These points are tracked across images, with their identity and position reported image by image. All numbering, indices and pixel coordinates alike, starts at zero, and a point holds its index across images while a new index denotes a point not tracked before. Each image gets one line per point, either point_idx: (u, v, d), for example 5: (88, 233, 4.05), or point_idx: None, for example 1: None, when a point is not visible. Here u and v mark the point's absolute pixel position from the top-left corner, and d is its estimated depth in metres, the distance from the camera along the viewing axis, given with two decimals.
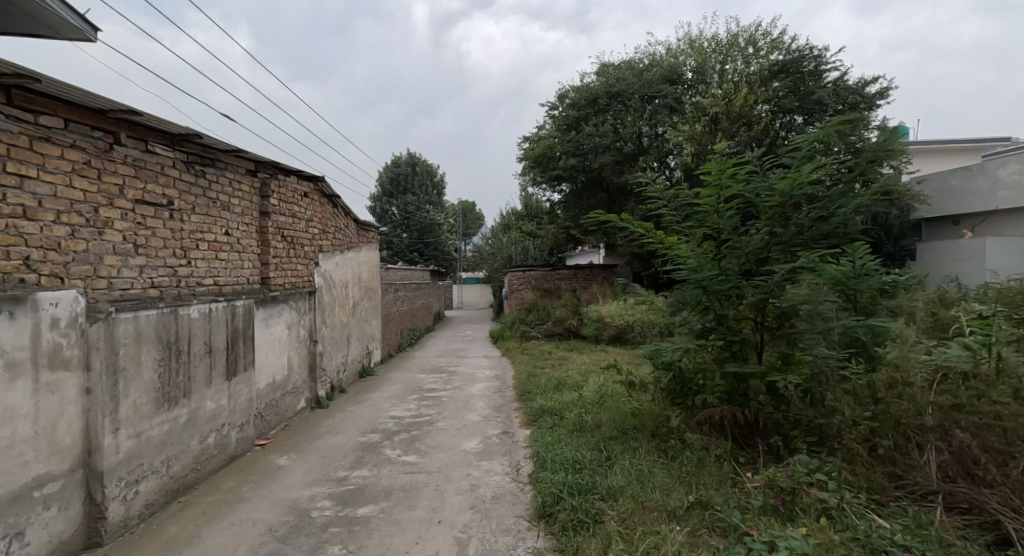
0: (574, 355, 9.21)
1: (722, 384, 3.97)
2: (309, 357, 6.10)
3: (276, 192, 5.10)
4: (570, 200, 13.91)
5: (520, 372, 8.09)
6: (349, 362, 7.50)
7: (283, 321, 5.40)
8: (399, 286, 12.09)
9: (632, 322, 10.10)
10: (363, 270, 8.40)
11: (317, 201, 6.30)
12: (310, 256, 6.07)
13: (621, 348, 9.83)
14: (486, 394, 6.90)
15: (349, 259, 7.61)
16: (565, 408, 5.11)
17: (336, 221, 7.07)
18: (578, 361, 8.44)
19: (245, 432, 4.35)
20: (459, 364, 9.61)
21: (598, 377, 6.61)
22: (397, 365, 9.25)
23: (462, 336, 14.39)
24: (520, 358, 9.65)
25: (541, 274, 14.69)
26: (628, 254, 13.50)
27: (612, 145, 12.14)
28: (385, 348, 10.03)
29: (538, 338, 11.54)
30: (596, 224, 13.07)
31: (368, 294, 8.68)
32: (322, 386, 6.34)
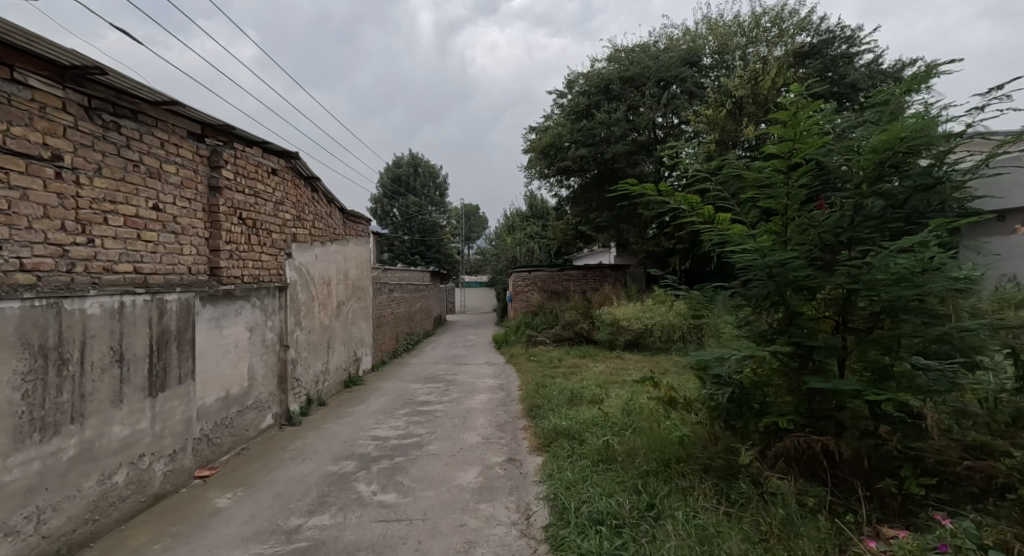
0: (587, 362, 8.24)
1: (796, 402, 3.00)
2: (278, 366, 5.17)
3: (230, 163, 4.18)
4: (581, 195, 12.97)
5: (526, 383, 7.12)
6: (331, 371, 6.56)
7: (242, 321, 4.47)
8: (395, 286, 11.17)
9: (650, 325, 9.13)
10: (350, 266, 7.49)
11: (288, 182, 5.38)
12: (280, 246, 5.17)
13: (638, 354, 8.85)
14: (487, 408, 5.94)
15: (333, 253, 6.74)
16: (585, 430, 4.14)
17: (316, 208, 6.18)
18: (592, 370, 7.47)
19: (180, 463, 3.40)
20: (458, 372, 8.63)
21: (619, 391, 5.63)
22: (390, 374, 8.31)
23: (463, 342, 13.42)
24: (527, 365, 8.67)
25: (548, 275, 13.75)
26: (642, 254, 12.53)
27: (626, 134, 11.22)
28: (376, 354, 9.07)
29: (546, 344, 10.56)
30: (610, 221, 12.13)
31: (355, 293, 7.76)
32: (294, 399, 5.39)
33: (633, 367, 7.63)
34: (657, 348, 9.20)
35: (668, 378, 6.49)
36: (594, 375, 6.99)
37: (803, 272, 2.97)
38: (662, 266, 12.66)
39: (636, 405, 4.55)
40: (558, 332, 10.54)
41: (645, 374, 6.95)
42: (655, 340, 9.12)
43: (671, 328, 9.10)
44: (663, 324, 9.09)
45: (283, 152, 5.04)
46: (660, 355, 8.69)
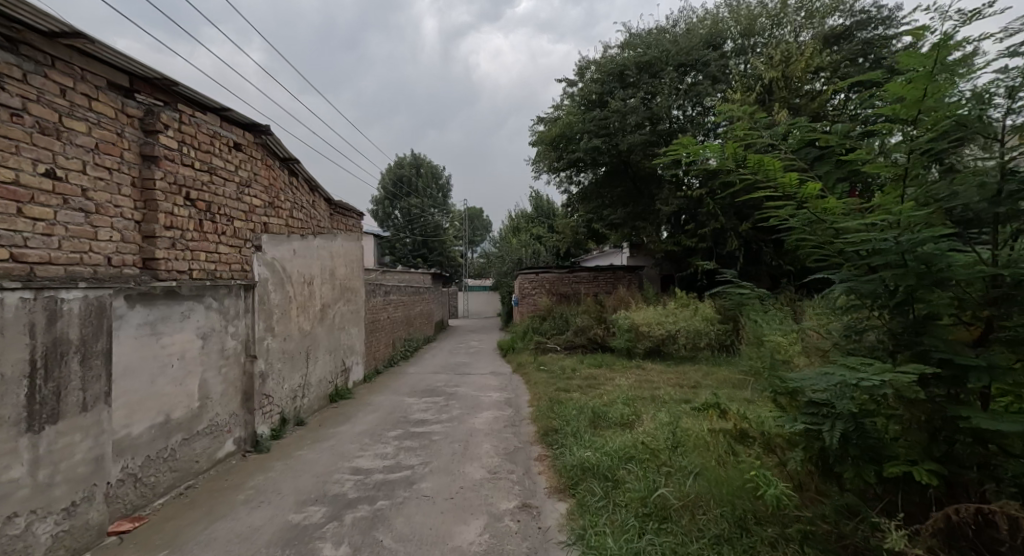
0: (604, 374, 7.35)
1: (936, 447, 2.10)
2: (243, 380, 4.30)
3: (173, 128, 3.32)
4: (592, 190, 12.13)
5: (537, 398, 6.23)
6: (312, 384, 5.70)
7: (191, 327, 3.61)
8: (392, 288, 10.33)
9: (674, 331, 8.22)
10: (336, 264, 6.64)
11: (257, 161, 4.52)
12: (244, 237, 4.29)
13: (661, 364, 7.95)
14: (492, 430, 5.05)
15: (315, 248, 5.89)
16: (620, 468, 3.25)
17: (294, 196, 5.33)
18: (610, 384, 6.58)
19: (84, 518, 2.54)
20: (459, 383, 7.75)
21: (649, 411, 4.74)
22: (383, 386, 7.45)
23: (465, 348, 12.55)
24: (538, 375, 7.79)
25: (556, 277, 12.90)
26: (659, 254, 11.65)
27: (643, 123, 10.38)
28: (370, 363, 8.22)
29: (556, 351, 9.66)
30: (624, 217, 11.27)
31: (343, 295, 6.92)
32: (264, 420, 4.53)
33: (658, 380, 6.74)
34: (681, 357, 8.29)
35: (702, 395, 5.58)
36: (615, 390, 6.11)
37: (953, 256, 2.03)
38: (680, 267, 11.77)
39: (680, 435, 3.65)
40: (569, 339, 9.67)
41: (673, 389, 6.06)
42: (678, 347, 8.23)
43: (697, 335, 8.19)
44: (688, 329, 8.20)
45: (248, 123, 4.18)
46: (685, 365, 7.80)
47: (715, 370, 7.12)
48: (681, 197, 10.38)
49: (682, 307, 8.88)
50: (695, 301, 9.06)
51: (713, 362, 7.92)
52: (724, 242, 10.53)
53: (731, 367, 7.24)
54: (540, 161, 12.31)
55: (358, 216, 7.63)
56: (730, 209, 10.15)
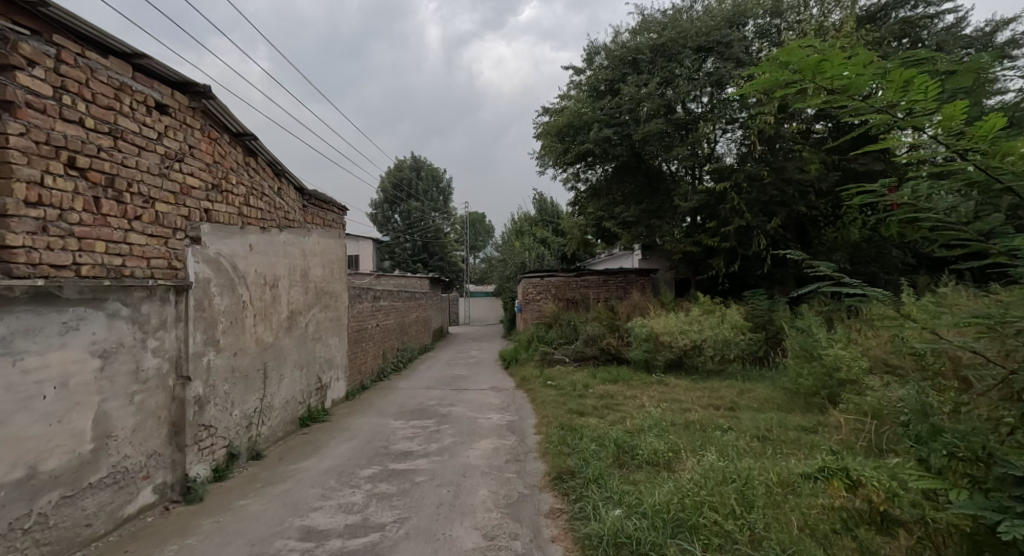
0: (622, 392, 6.39)
1: None
2: (170, 410, 3.34)
3: (44, 67, 2.39)
4: (602, 187, 11.22)
5: (544, 423, 5.27)
6: (274, 407, 4.75)
7: (81, 341, 2.66)
8: (383, 293, 9.38)
9: (698, 341, 7.24)
10: (309, 264, 5.71)
11: (193, 130, 3.58)
12: (172, 225, 3.35)
13: (686, 379, 6.95)
14: (490, 467, 4.08)
15: (278, 244, 4.97)
16: (671, 546, 2.28)
17: (248, 179, 4.39)
18: (630, 406, 5.60)
19: None
20: (454, 402, 6.78)
21: (688, 447, 3.76)
22: (367, 406, 6.50)
23: (464, 358, 11.57)
24: (546, 393, 6.80)
25: (562, 281, 11.94)
26: (675, 256, 10.69)
27: (659, 111, 9.48)
28: (353, 378, 7.27)
29: (565, 363, 8.69)
30: (637, 214, 10.32)
31: (318, 300, 5.98)
32: (200, 458, 3.56)
33: (686, 400, 5.76)
34: (708, 371, 7.29)
35: (745, 422, 4.59)
36: (637, 415, 5.13)
37: None
38: (698, 270, 10.80)
39: (744, 492, 2.67)
40: (580, 350, 8.69)
41: (707, 412, 5.08)
42: (704, 360, 7.24)
43: (725, 345, 7.22)
44: (715, 339, 7.22)
45: (177, 78, 3.25)
46: (713, 381, 6.82)
47: (752, 388, 6.13)
48: (702, 193, 9.45)
49: (707, 313, 7.90)
50: (721, 307, 8.08)
51: (743, 376, 6.93)
52: (748, 242, 9.58)
53: (770, 383, 6.26)
54: (545, 155, 11.40)
55: (338, 211, 6.74)
56: (756, 205, 9.20)
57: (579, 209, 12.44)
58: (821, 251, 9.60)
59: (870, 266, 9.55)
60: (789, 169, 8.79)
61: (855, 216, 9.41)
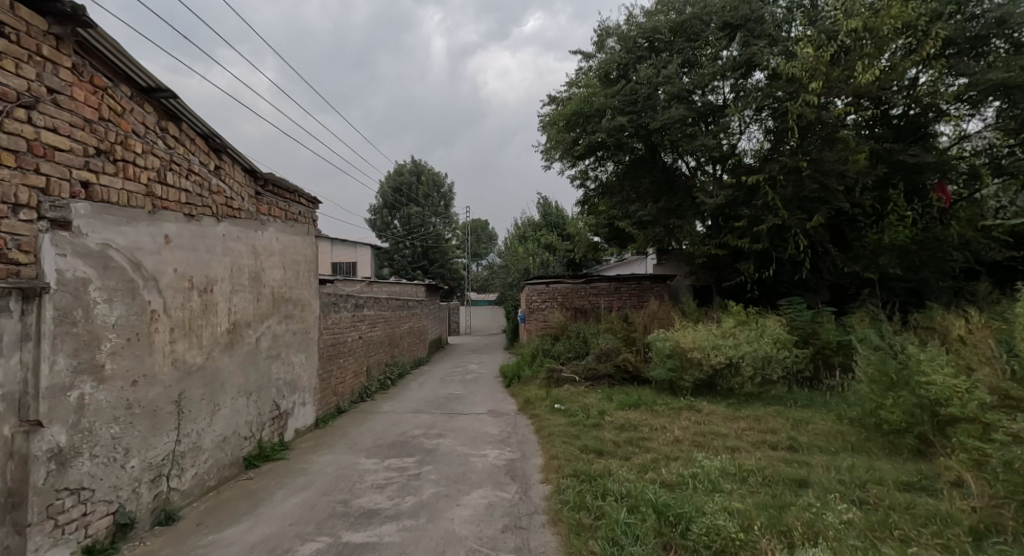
0: (646, 422, 5.27)
1: None
2: (3, 474, 2.20)
3: None
4: (613, 185, 10.18)
5: (553, 466, 4.15)
6: (201, 450, 3.62)
7: None
8: (367, 302, 8.30)
9: (735, 359, 6.10)
10: (261, 266, 4.63)
11: (58, 67, 2.50)
12: (8, 198, 2.25)
13: (722, 405, 5.84)
14: (483, 539, 2.94)
15: (213, 238, 3.90)
16: None
17: (162, 148, 3.32)
18: (661, 443, 4.47)
19: None
20: (443, 432, 5.68)
21: (764, 520, 2.64)
22: (338, 438, 5.39)
23: (462, 373, 10.47)
24: (555, 421, 5.68)
25: (570, 289, 10.89)
26: (697, 260, 9.57)
27: (680, 96, 8.44)
28: (325, 402, 6.16)
29: (574, 382, 7.57)
30: (654, 213, 9.21)
31: (275, 309, 4.90)
32: (60, 540, 2.43)
33: (730, 434, 4.64)
34: (745, 394, 6.16)
35: (824, 474, 3.44)
36: (673, 458, 4.02)
37: None
38: (722, 276, 9.69)
39: None
40: (592, 367, 7.58)
41: (765, 456, 3.93)
42: (741, 381, 6.10)
43: (766, 364, 6.10)
44: (756, 356, 6.09)
45: None
46: (755, 406, 5.69)
47: (808, 418, 5.00)
48: (729, 188, 8.36)
49: (741, 325, 6.78)
50: (758, 318, 6.96)
51: (790, 402, 5.80)
52: (782, 244, 8.47)
53: (828, 412, 5.13)
54: (551, 149, 10.35)
55: (306, 203, 5.70)
56: (792, 202, 8.10)
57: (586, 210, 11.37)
58: (863, 254, 8.49)
59: (919, 272, 8.46)
60: (829, 160, 7.71)
61: (903, 215, 8.32)
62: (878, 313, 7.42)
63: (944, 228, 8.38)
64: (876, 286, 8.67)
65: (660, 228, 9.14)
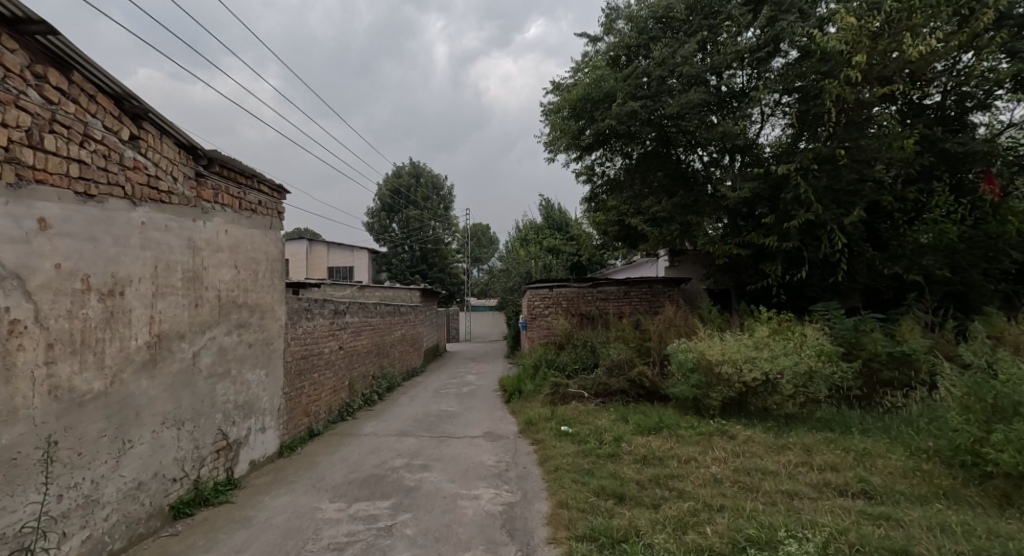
0: (672, 452, 4.39)
1: None
2: None
3: None
4: (623, 178, 9.36)
5: (563, 518, 3.24)
6: (98, 505, 2.73)
7: None
8: (350, 308, 7.44)
9: (772, 375, 5.16)
10: (202, 265, 3.78)
11: None
12: None
13: (759, 430, 4.95)
14: None
15: (127, 226, 3.03)
16: None
17: (34, 101, 2.41)
18: (697, 485, 3.58)
19: None
20: (429, 462, 4.80)
21: None
22: (302, 471, 4.53)
23: (458, 386, 9.60)
24: (563, 449, 4.81)
25: (575, 293, 10.03)
26: (716, 262, 8.68)
27: (699, 79, 7.62)
28: (293, 426, 5.30)
29: (582, 399, 6.70)
30: (670, 209, 8.36)
31: (222, 318, 4.03)
32: None
33: (781, 472, 3.75)
34: (783, 416, 5.27)
35: (932, 541, 2.53)
36: (718, 509, 3.12)
37: None
38: (743, 280, 8.81)
39: None
40: (603, 381, 6.71)
41: (837, 508, 3.03)
42: (779, 400, 5.21)
43: (808, 381, 5.17)
44: (797, 372, 5.14)
45: None
46: (800, 433, 4.80)
47: (872, 451, 4.10)
48: (754, 181, 7.50)
49: (775, 334, 5.88)
50: (794, 326, 6.07)
51: (840, 427, 4.89)
52: (813, 244, 7.59)
53: (895, 442, 4.22)
54: (555, 140, 9.53)
55: (267, 190, 4.85)
56: (826, 195, 7.23)
57: (593, 207, 10.51)
58: (903, 255, 7.61)
59: (966, 275, 7.57)
60: (870, 147, 6.84)
61: (950, 210, 7.44)
62: (927, 321, 6.53)
63: (999, 225, 7.51)
64: (917, 289, 7.78)
65: (675, 225, 8.28)
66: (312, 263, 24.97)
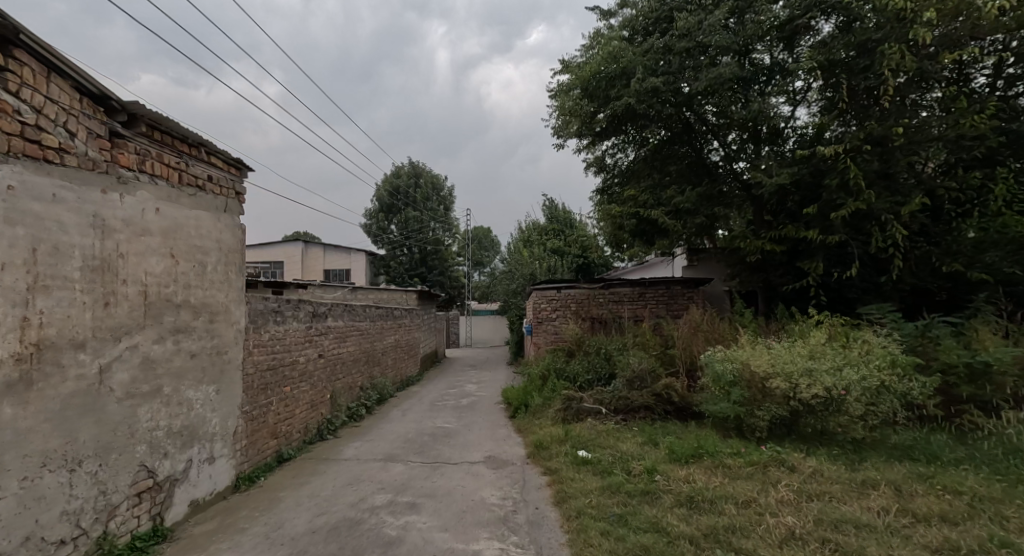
0: (724, 492, 3.46)
1: None
2: None
3: None
4: (641, 166, 8.51)
5: None
6: None
7: None
8: (334, 310, 6.53)
9: (840, 392, 4.20)
10: (116, 250, 2.87)
11: None
12: None
13: (824, 459, 4.02)
14: None
15: None
16: None
17: None
18: (773, 547, 2.66)
19: None
20: (417, 500, 3.87)
21: None
22: (257, 515, 3.60)
23: (456, 397, 8.69)
24: (583, 483, 3.89)
25: (586, 295, 9.13)
26: (747, 259, 7.76)
27: (729, 51, 6.80)
28: (255, 452, 4.38)
29: (599, 416, 5.78)
30: (694, 200, 7.48)
31: (149, 321, 3.12)
32: None
33: (880, 527, 2.82)
34: (849, 441, 4.33)
35: None
36: None
37: None
38: (775, 280, 7.89)
39: None
40: (624, 396, 5.78)
41: None
42: (845, 422, 4.28)
43: (881, 399, 4.25)
44: (868, 387, 4.22)
45: None
46: (877, 465, 3.86)
47: (989, 495, 3.16)
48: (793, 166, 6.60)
49: (831, 342, 4.94)
50: (851, 332, 5.13)
51: (926, 457, 3.95)
52: (860, 238, 6.67)
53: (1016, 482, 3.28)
54: (565, 126, 8.67)
55: (220, 165, 3.96)
56: (877, 181, 6.33)
57: (605, 199, 9.63)
58: (963, 250, 6.68)
59: None
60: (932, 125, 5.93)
61: (1018, 199, 6.51)
62: (1002, 326, 5.60)
63: None
64: (977, 290, 6.85)
65: (701, 218, 7.40)
66: (308, 266, 24.10)
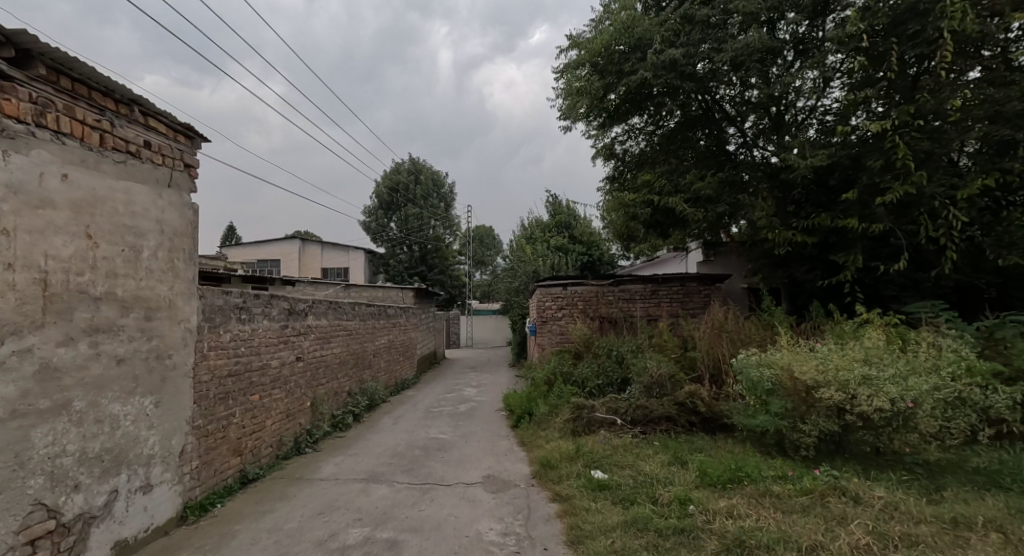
0: (782, 531, 2.76)
1: None
2: None
3: None
4: (657, 151, 7.80)
5: None
6: None
7: None
8: (315, 307, 5.83)
9: (909, 404, 3.49)
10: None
11: None
12: None
13: (894, 487, 3.32)
14: None
15: None
16: None
17: None
18: None
19: None
20: (400, 536, 3.18)
21: None
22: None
23: (454, 403, 7.99)
24: (601, 517, 3.19)
25: (594, 291, 8.42)
26: (774, 252, 7.05)
27: (757, 17, 6.08)
28: (210, 475, 3.70)
29: (613, 428, 5.08)
30: (716, 187, 6.77)
31: (49, 318, 2.43)
32: None
33: None
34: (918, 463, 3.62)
35: None
36: None
37: None
38: (803, 275, 7.17)
39: None
40: (641, 405, 5.07)
41: None
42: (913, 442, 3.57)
43: (958, 414, 3.54)
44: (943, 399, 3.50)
45: None
46: (962, 497, 3.15)
47: None
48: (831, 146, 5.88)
49: (889, 344, 4.22)
50: (909, 333, 4.41)
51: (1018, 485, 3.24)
52: (905, 227, 5.94)
53: None
54: (573, 108, 7.97)
55: (163, 129, 3.26)
56: (927, 162, 5.61)
57: (617, 188, 8.93)
58: None
59: None
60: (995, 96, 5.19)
61: None
62: None
63: None
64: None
65: (724, 205, 6.68)
66: (305, 264, 23.45)
